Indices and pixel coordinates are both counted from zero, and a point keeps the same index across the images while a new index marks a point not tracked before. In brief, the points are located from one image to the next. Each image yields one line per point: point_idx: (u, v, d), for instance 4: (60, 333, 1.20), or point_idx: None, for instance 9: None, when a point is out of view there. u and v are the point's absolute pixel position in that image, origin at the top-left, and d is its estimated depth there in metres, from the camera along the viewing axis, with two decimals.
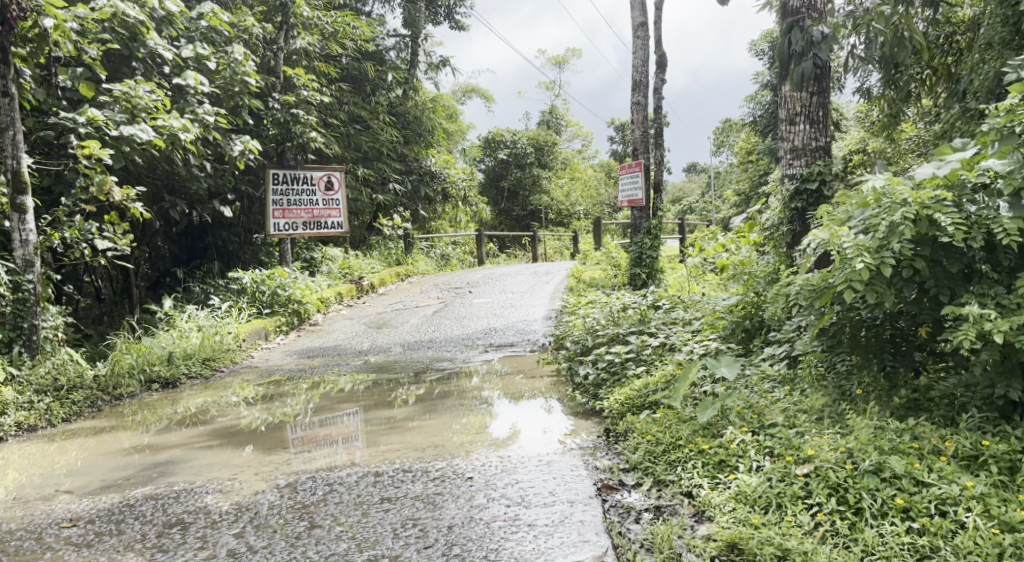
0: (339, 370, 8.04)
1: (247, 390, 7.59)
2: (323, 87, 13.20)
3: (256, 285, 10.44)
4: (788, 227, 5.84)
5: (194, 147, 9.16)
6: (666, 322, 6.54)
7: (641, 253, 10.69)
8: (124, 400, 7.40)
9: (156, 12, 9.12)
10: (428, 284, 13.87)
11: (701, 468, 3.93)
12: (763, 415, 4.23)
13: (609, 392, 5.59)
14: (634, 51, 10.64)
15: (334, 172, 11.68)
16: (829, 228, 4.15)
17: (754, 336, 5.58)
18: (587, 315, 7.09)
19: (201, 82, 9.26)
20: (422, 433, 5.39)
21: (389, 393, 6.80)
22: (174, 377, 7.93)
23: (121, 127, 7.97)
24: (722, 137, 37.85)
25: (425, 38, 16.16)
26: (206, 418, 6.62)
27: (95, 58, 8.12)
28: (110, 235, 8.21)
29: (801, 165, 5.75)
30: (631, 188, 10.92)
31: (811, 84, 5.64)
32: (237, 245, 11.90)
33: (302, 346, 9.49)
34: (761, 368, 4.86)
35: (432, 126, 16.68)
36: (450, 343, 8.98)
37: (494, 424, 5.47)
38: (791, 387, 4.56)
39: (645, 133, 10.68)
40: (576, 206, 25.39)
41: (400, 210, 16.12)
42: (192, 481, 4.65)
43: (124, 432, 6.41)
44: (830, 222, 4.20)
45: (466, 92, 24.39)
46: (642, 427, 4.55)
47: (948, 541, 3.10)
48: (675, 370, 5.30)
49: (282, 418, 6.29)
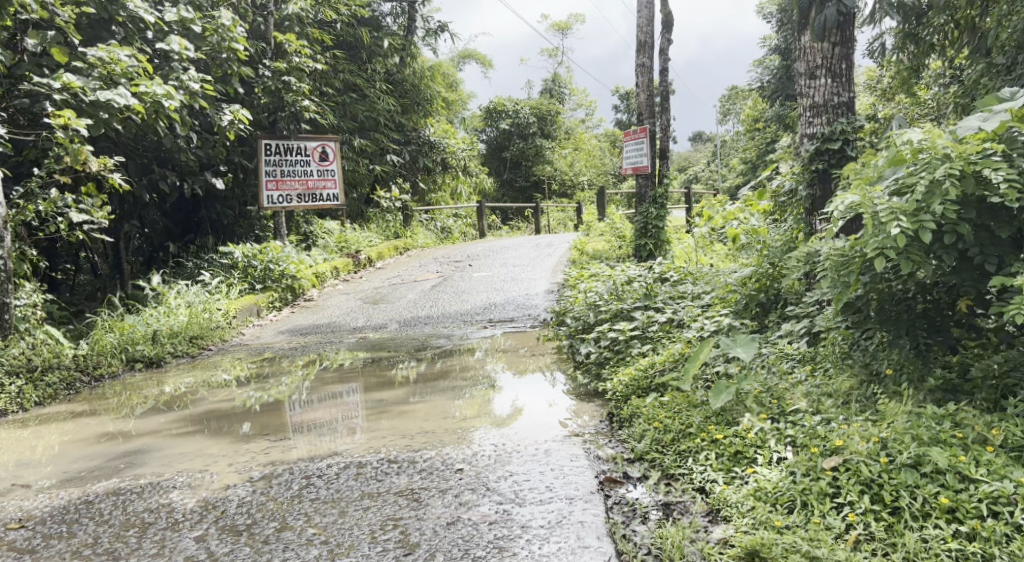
0: (333, 348, 7.65)
1: (238, 369, 7.23)
2: (316, 55, 12.69)
3: (248, 260, 10.03)
4: (807, 191, 5.30)
5: (178, 115, 8.68)
6: (673, 296, 6.13)
7: (647, 224, 10.25)
8: (104, 382, 7.05)
9: None
10: (427, 257, 13.48)
11: (715, 460, 3.53)
12: (785, 400, 3.83)
13: (612, 371, 5.20)
14: (639, 10, 10.08)
15: (328, 142, 11.15)
16: (859, 189, 3.71)
17: (769, 310, 5.20)
18: (590, 289, 6.66)
19: (185, 47, 8.77)
20: (414, 417, 5.01)
21: (384, 372, 6.43)
22: (158, 357, 7.56)
23: (98, 93, 7.49)
24: (728, 105, 37.04)
25: (423, 3, 15.57)
26: (191, 400, 6.26)
27: (68, 20, 7.64)
28: (86, 206, 7.69)
29: (821, 123, 5.24)
30: (636, 155, 10.34)
31: (833, 33, 5.09)
32: (231, 219, 11.47)
33: (295, 323, 9.09)
34: (779, 346, 4.46)
35: (431, 94, 16.17)
36: (448, 319, 8.58)
37: (490, 406, 5.10)
38: (813, 367, 4.17)
39: (651, 97, 10.18)
40: (580, 176, 24.57)
41: (399, 182, 15.65)
42: (160, 473, 4.29)
43: (104, 415, 6.05)
44: (859, 183, 3.76)
45: (464, 59, 23.83)
46: (649, 413, 4.18)
47: (1003, 548, 2.71)
48: (684, 348, 4.90)
49: (275, 398, 5.95)
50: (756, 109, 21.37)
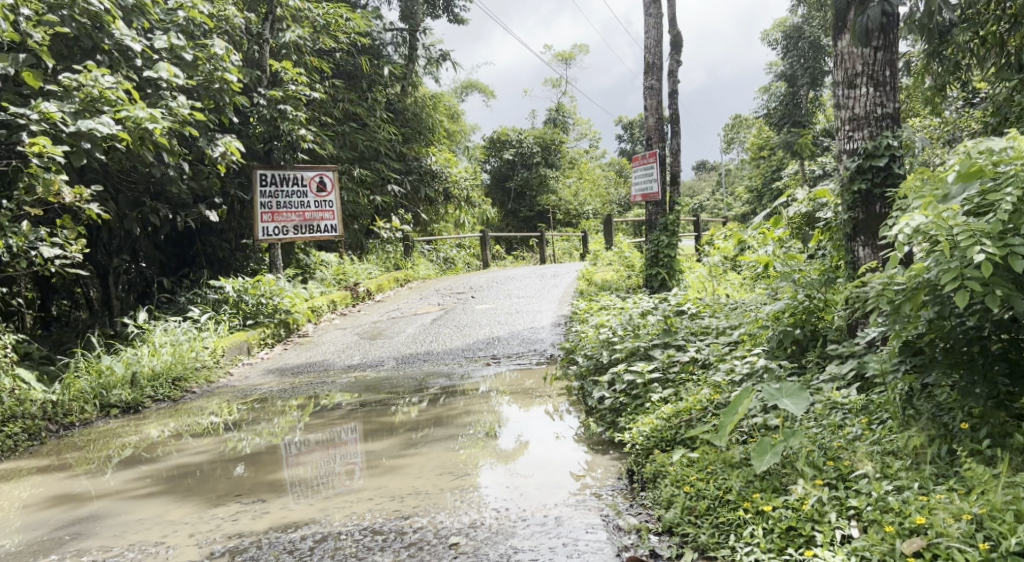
0: (324, 389, 7.03)
1: (226, 412, 6.64)
2: (314, 84, 12.23)
3: (239, 294, 9.43)
4: (848, 215, 4.70)
5: (167, 144, 8.11)
6: (695, 332, 5.55)
7: (657, 252, 9.67)
8: (75, 429, 6.49)
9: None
10: (428, 289, 12.90)
11: (764, 539, 3.02)
12: (842, 461, 3.29)
13: (630, 420, 4.59)
14: (646, 31, 9.60)
15: (326, 172, 10.64)
16: (924, 207, 3.22)
17: (806, 349, 4.64)
18: (603, 324, 6.06)
19: (176, 74, 8.20)
20: (406, 473, 4.41)
21: (382, 415, 5.83)
22: (136, 401, 6.99)
23: (78, 122, 6.96)
24: (732, 134, 36.72)
25: (425, 32, 15.25)
26: (173, 447, 5.70)
27: (43, 43, 7.12)
28: (60, 239, 7.06)
29: (862, 138, 4.67)
30: (645, 181, 9.77)
31: (875, 36, 4.57)
32: (227, 252, 10.95)
33: (286, 361, 8.48)
34: (826, 394, 3.87)
35: (432, 123, 15.73)
36: (449, 356, 7.97)
37: (502, 455, 4.56)
38: (868, 419, 3.58)
39: (660, 120, 9.60)
40: (585, 205, 24.01)
41: (401, 213, 15.09)
42: (107, 550, 3.77)
43: (74, 468, 5.47)
44: (925, 201, 3.28)
45: (466, 89, 23.56)
46: (676, 473, 3.61)
47: None
48: (713, 394, 4.32)
49: (266, 446, 5.36)
50: (760, 137, 20.93)
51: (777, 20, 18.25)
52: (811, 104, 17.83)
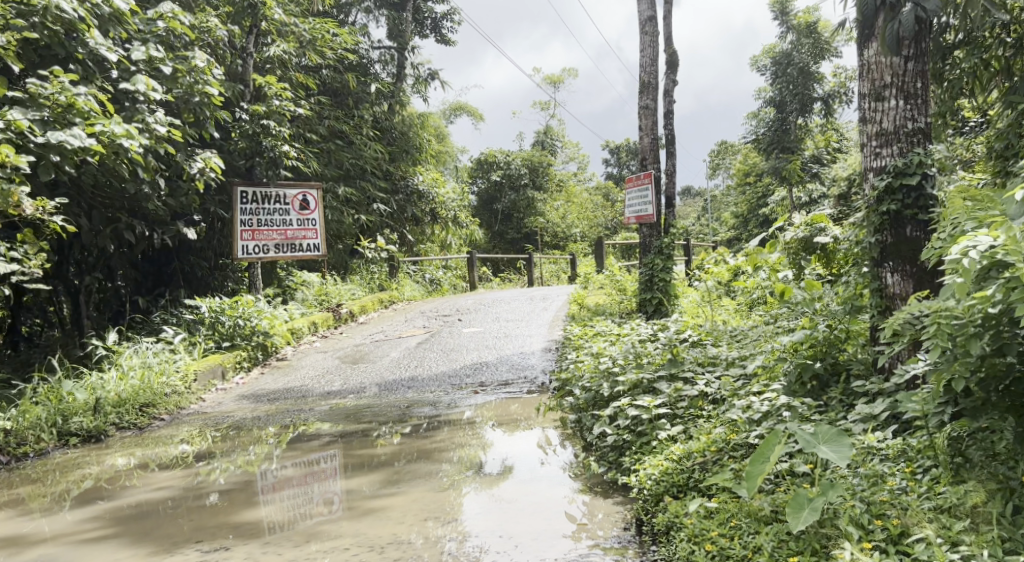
0: (302, 418, 6.55)
1: (197, 441, 6.15)
2: (299, 99, 11.84)
3: (215, 315, 8.91)
4: (874, 239, 4.34)
5: (145, 161, 7.64)
6: (702, 362, 5.15)
7: (653, 276, 9.23)
8: (30, 459, 5.99)
9: (100, 6, 7.59)
10: (413, 311, 12.45)
11: None
12: (891, 519, 3.02)
13: (637, 460, 4.18)
14: (643, 48, 9.32)
15: (310, 190, 10.16)
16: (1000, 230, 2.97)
17: (827, 384, 4.29)
18: (602, 353, 5.62)
19: (154, 86, 7.70)
20: (386, 515, 3.98)
21: (363, 446, 5.38)
22: (98, 430, 6.48)
23: (48, 133, 6.48)
24: (717, 160, 36.74)
25: (413, 50, 14.95)
26: (137, 479, 5.23)
27: (10, 48, 6.58)
28: (19, 255, 6.57)
29: (891, 154, 4.34)
30: (639, 203, 9.36)
31: (906, 45, 4.28)
32: (206, 269, 10.43)
33: (262, 387, 7.98)
34: (859, 437, 3.55)
35: (419, 142, 15.39)
36: (435, 382, 7.53)
37: (485, 482, 4.33)
38: (911, 467, 3.30)
39: (656, 140, 9.26)
40: (573, 228, 23.63)
41: (386, 232, 14.62)
42: None
43: (25, 503, 4.98)
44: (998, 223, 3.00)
45: (454, 110, 23.25)
46: (694, 526, 3.32)
47: None
48: (729, 434, 3.95)
49: (236, 478, 4.92)
50: (747, 162, 20.82)
51: (767, 46, 18.16)
52: (800, 131, 17.46)
